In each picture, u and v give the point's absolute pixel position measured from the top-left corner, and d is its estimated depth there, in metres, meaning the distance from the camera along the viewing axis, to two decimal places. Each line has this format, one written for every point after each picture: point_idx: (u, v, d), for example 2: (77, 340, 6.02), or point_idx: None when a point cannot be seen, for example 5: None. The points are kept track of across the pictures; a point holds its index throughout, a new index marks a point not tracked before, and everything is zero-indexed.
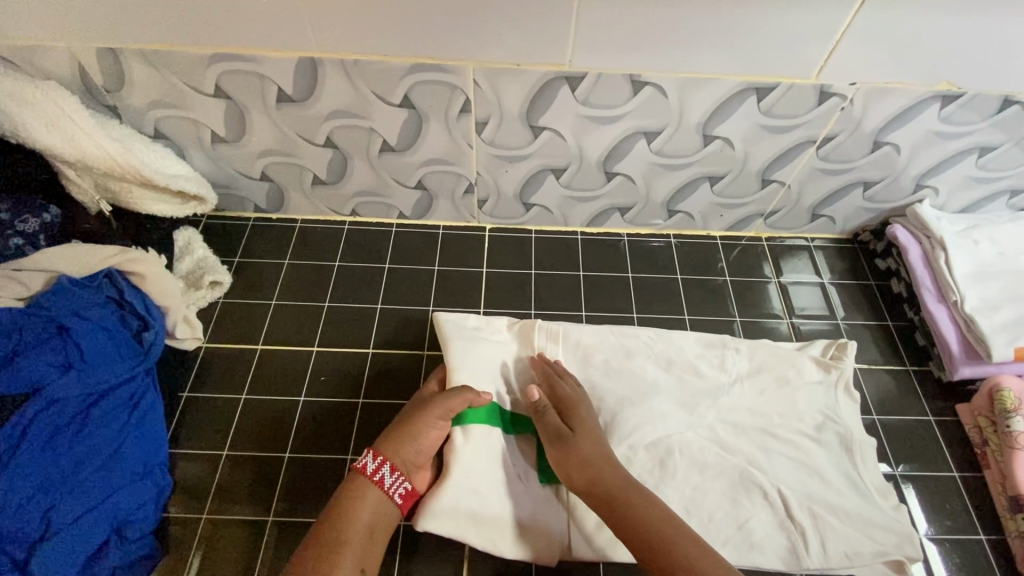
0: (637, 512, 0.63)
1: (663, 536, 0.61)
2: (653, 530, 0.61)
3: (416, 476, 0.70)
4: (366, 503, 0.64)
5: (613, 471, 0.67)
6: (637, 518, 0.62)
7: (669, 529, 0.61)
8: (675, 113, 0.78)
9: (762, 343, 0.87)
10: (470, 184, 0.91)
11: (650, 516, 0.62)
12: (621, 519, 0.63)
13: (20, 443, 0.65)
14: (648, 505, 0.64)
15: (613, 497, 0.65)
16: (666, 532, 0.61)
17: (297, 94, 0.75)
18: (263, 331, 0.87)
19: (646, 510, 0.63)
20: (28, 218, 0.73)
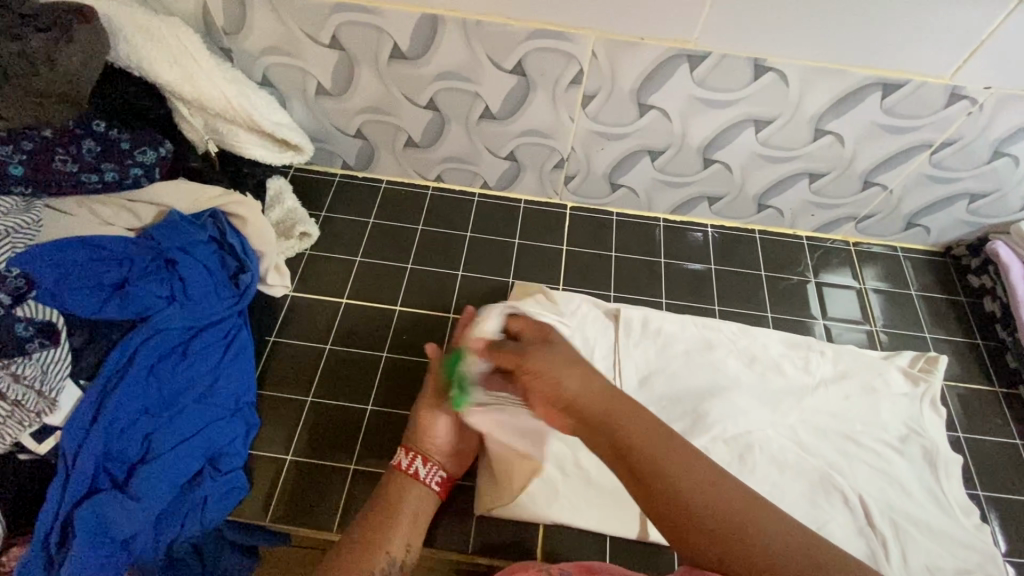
0: (638, 436, 0.49)
1: (672, 472, 0.47)
2: (654, 459, 0.48)
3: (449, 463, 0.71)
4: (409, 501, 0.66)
5: (572, 387, 0.53)
6: (638, 445, 0.49)
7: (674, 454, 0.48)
8: (792, 104, 0.75)
9: (847, 348, 0.85)
10: (562, 159, 0.90)
11: (642, 436, 0.49)
12: (619, 438, 0.50)
13: (127, 368, 0.66)
14: (639, 423, 0.50)
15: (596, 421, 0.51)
16: (677, 461, 0.48)
17: (410, 51, 0.75)
18: (347, 286, 0.88)
19: (647, 430, 0.50)
20: (147, 149, 0.72)
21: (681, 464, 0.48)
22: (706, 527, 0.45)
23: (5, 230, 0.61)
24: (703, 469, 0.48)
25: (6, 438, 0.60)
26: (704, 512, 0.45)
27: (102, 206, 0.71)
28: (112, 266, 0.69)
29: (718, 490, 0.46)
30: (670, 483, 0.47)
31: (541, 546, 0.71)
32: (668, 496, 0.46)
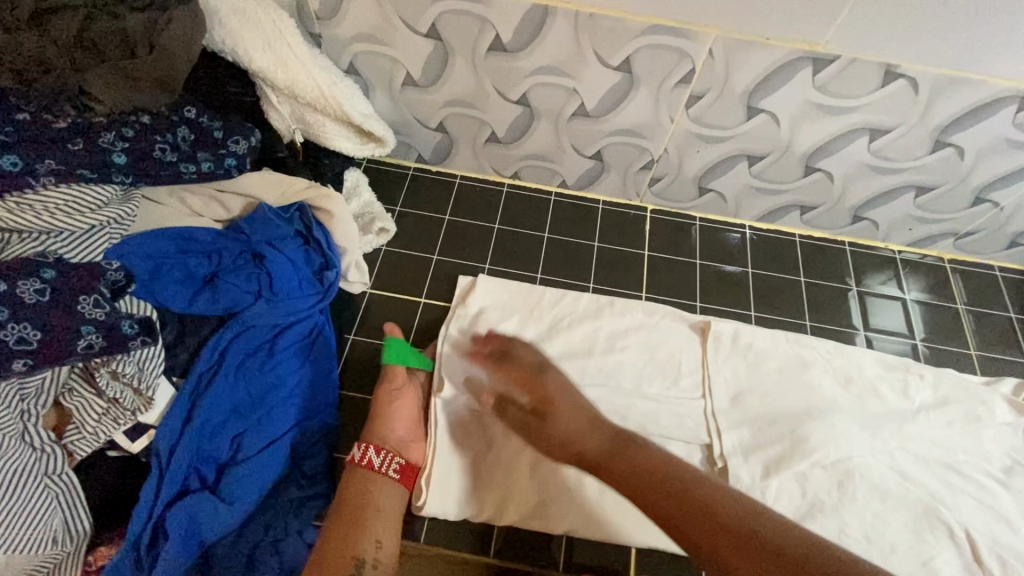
0: (642, 472, 0.54)
1: (672, 481, 0.52)
2: (659, 485, 0.53)
3: (412, 450, 0.71)
4: (378, 489, 0.66)
5: (588, 410, 0.61)
6: (635, 466, 0.55)
7: (670, 472, 0.53)
8: (915, 113, 0.71)
9: (947, 372, 0.81)
10: (652, 161, 0.86)
11: (640, 461, 0.55)
12: (624, 481, 0.54)
13: (218, 366, 0.66)
14: (639, 452, 0.56)
15: (595, 454, 0.57)
16: (679, 481, 0.52)
17: (512, 43, 0.72)
18: (425, 285, 0.86)
19: (643, 458, 0.55)
20: (240, 139, 0.68)
21: (678, 475, 0.53)
22: (711, 535, 0.48)
23: (104, 222, 0.59)
24: (704, 495, 0.51)
25: (101, 436, 0.58)
26: (698, 530, 0.49)
27: (192, 195, 0.69)
28: (201, 259, 0.67)
29: (701, 485, 0.52)
30: (670, 502, 0.51)
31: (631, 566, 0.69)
32: (650, 475, 0.54)
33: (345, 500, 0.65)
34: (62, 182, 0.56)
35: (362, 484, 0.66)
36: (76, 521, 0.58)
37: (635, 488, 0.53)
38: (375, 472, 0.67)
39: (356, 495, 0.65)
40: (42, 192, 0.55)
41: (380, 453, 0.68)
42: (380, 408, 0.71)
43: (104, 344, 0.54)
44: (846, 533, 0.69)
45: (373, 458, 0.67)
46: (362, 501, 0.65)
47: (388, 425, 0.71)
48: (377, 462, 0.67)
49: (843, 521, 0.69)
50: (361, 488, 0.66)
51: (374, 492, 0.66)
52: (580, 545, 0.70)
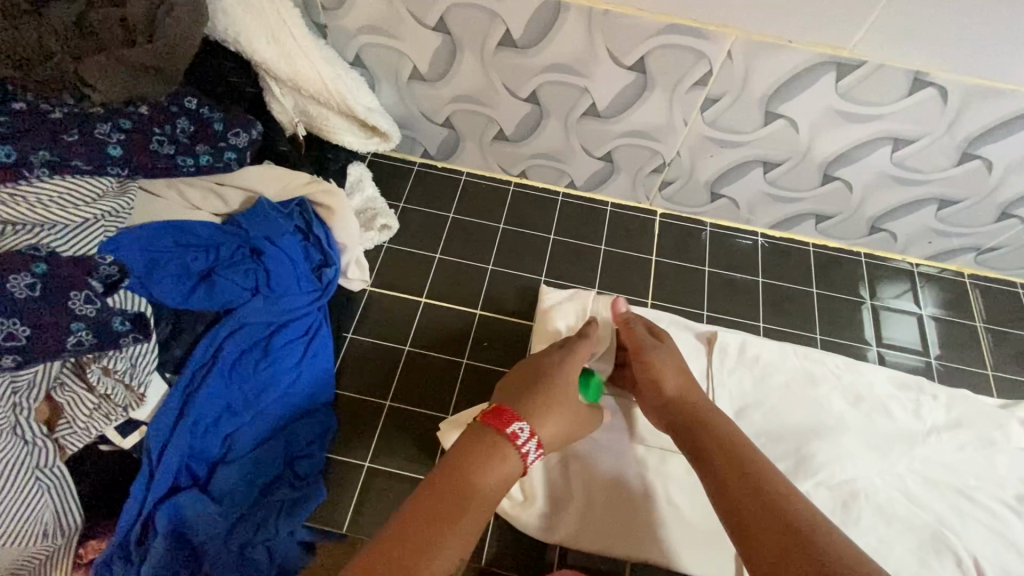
0: (725, 453, 0.51)
1: (749, 467, 0.49)
2: (733, 466, 0.49)
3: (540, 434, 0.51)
4: (507, 472, 0.48)
5: (696, 395, 0.59)
6: (715, 444, 0.52)
7: (747, 459, 0.50)
8: (944, 124, 0.67)
9: (962, 392, 0.78)
10: (663, 164, 0.83)
11: (723, 440, 0.52)
12: (703, 451, 0.52)
13: (212, 362, 0.64)
14: (725, 430, 0.54)
15: (690, 422, 0.56)
16: (753, 466, 0.49)
17: (523, 39, 0.69)
18: (426, 285, 0.84)
19: (729, 441, 0.52)
20: (240, 132, 0.66)
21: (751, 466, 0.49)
22: (770, 532, 0.44)
23: (98, 215, 0.57)
24: (773, 485, 0.47)
25: (92, 432, 0.57)
26: (753, 512, 0.45)
27: (191, 188, 0.68)
28: (199, 254, 0.65)
29: (770, 493, 0.46)
30: (741, 482, 0.48)
31: None
32: (732, 458, 0.50)
33: (461, 465, 0.47)
34: (54, 174, 0.54)
35: (492, 452, 0.48)
36: (68, 513, 0.58)
37: (707, 453, 0.52)
38: (512, 450, 0.49)
39: (477, 463, 0.47)
40: (34, 184, 0.53)
41: (538, 449, 0.50)
42: (549, 393, 0.54)
43: (95, 342, 0.52)
44: None
45: (527, 438, 0.49)
46: (479, 472, 0.47)
47: (558, 420, 0.53)
48: (527, 454, 0.49)
49: None
50: (487, 458, 0.48)
51: (499, 471, 0.47)
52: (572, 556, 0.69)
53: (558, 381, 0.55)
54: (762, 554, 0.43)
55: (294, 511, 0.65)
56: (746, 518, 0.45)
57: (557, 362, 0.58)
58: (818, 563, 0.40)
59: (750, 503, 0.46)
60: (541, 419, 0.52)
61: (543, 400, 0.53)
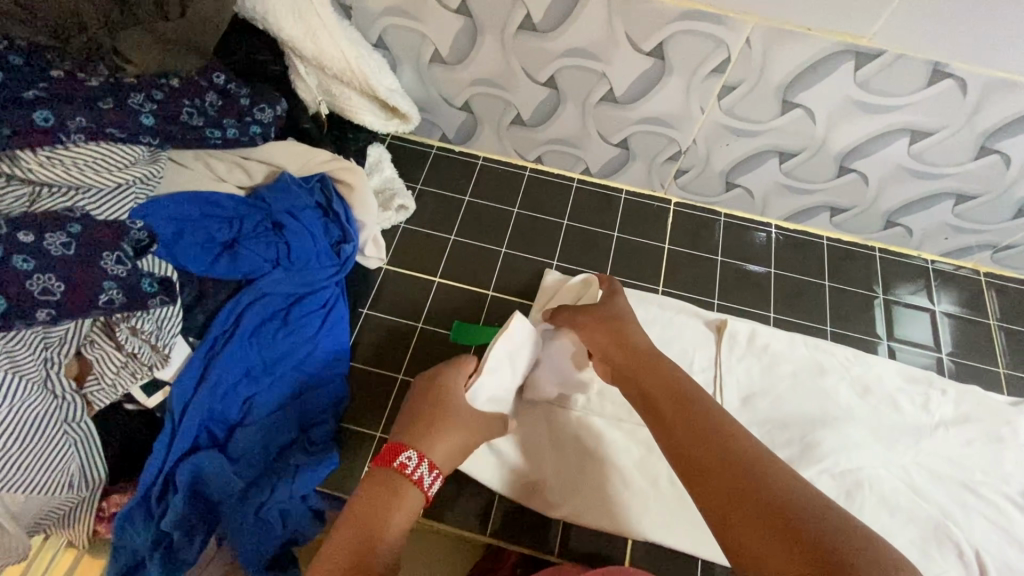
0: (672, 399, 0.52)
1: (691, 413, 0.50)
2: (680, 411, 0.51)
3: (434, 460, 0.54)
4: (404, 505, 0.50)
5: (638, 341, 0.60)
6: (662, 392, 0.53)
7: (693, 404, 0.51)
8: (963, 116, 0.67)
9: (972, 389, 0.78)
10: (679, 152, 0.84)
11: (668, 387, 0.54)
12: (650, 398, 0.54)
13: (233, 329, 0.66)
14: (667, 376, 0.55)
15: (633, 373, 0.57)
16: (695, 411, 0.50)
17: (543, 23, 0.70)
18: (440, 265, 0.86)
19: (673, 387, 0.53)
20: (266, 108, 0.69)
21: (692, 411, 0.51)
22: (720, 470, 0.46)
23: (131, 180, 0.60)
24: (715, 427, 0.49)
25: (119, 389, 0.60)
26: (696, 454, 0.47)
27: (217, 161, 0.70)
28: (223, 225, 0.68)
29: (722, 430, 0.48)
30: (683, 429, 0.49)
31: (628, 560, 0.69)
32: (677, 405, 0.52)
33: (361, 508, 0.49)
34: (90, 140, 0.56)
35: (383, 487, 0.51)
36: (92, 466, 0.61)
37: (654, 400, 0.53)
38: (401, 478, 0.51)
39: (373, 500, 0.50)
40: (71, 148, 0.55)
41: (431, 472, 0.52)
42: (436, 417, 0.56)
43: (124, 301, 0.55)
44: None
45: (416, 464, 0.52)
46: (378, 510, 0.49)
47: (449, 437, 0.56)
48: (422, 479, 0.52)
49: None
50: (381, 495, 0.50)
51: (396, 506, 0.49)
52: (575, 531, 0.70)
53: (447, 401, 0.58)
54: (707, 489, 0.46)
55: (308, 476, 0.66)
56: (693, 458, 0.47)
57: (441, 386, 0.59)
58: (760, 496, 0.43)
59: (694, 447, 0.48)
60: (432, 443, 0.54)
61: (426, 421, 0.56)
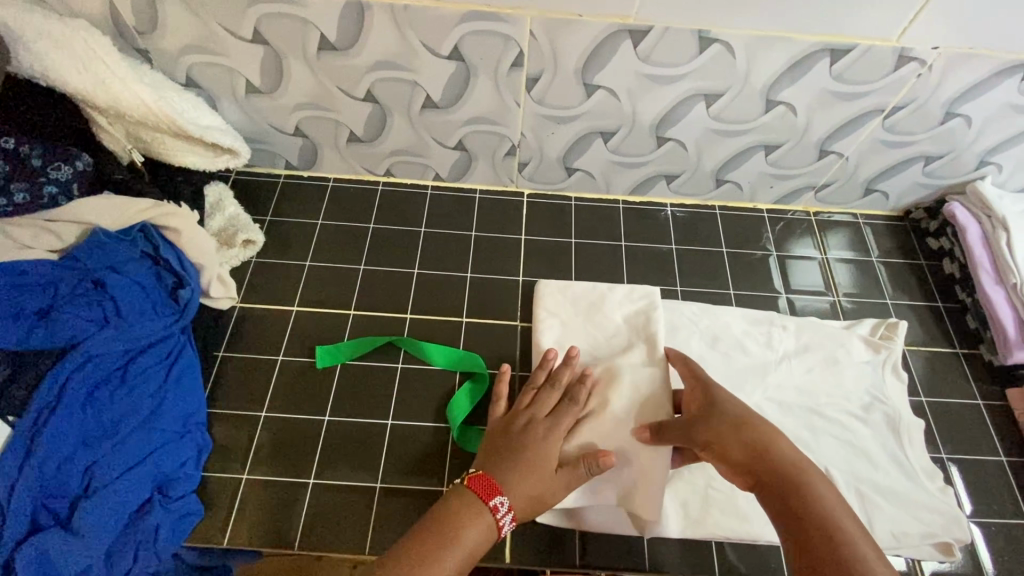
0: (775, 465, 0.56)
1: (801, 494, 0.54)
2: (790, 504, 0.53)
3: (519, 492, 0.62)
4: (479, 533, 0.59)
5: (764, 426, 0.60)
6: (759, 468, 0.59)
7: (809, 475, 0.55)
8: (740, 75, 0.74)
9: (808, 320, 0.84)
10: (513, 146, 0.86)
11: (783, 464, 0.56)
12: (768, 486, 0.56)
13: (58, 399, 0.63)
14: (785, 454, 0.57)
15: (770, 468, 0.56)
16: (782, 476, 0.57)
17: (340, 41, 0.72)
18: (298, 293, 0.85)
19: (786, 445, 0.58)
20: (63, 166, 0.69)
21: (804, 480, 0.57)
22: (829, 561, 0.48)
23: None
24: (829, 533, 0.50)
25: None
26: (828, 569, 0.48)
27: (19, 228, 0.68)
28: (35, 293, 0.66)
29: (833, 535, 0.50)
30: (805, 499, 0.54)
31: (510, 550, 0.69)
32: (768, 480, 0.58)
33: (446, 518, 0.59)
34: None
35: (472, 513, 0.60)
36: None
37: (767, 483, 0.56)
38: (491, 521, 0.60)
39: (458, 521, 0.59)
40: None
41: (512, 520, 0.61)
42: (524, 462, 0.63)
43: None
44: (712, 486, 0.72)
45: (505, 511, 0.60)
46: (456, 526, 0.59)
47: (530, 478, 0.63)
48: (502, 523, 0.60)
49: (707, 474, 0.72)
50: (461, 517, 0.60)
51: (476, 528, 0.59)
52: None
53: (538, 440, 0.66)
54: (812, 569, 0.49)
55: (168, 533, 0.65)
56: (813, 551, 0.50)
57: (544, 434, 0.66)
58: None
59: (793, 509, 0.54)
60: (515, 488, 0.62)
61: (519, 462, 0.64)
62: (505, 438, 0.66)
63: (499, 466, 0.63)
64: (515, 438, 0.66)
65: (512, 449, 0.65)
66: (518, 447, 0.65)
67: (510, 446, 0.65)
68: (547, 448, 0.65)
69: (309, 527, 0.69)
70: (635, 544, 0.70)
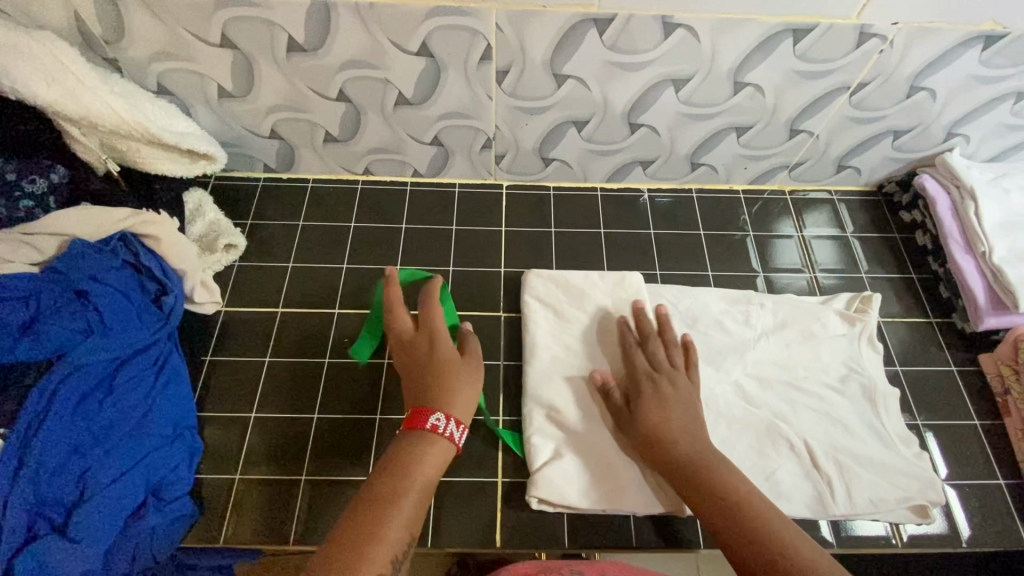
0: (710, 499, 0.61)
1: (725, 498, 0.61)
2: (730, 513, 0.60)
3: (456, 407, 0.66)
4: (435, 453, 0.62)
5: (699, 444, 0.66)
6: (712, 490, 0.62)
7: (717, 469, 0.64)
8: (707, 59, 0.75)
9: (785, 297, 0.86)
10: (488, 139, 0.87)
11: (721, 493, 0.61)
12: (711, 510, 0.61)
13: (48, 409, 0.63)
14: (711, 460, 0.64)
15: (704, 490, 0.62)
16: (743, 509, 0.60)
17: (307, 43, 0.73)
18: (282, 294, 0.86)
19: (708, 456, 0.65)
20: (37, 178, 0.71)
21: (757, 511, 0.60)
22: (747, 548, 0.57)
23: None
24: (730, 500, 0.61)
25: None
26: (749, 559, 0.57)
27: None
28: (18, 305, 0.66)
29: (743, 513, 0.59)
30: (730, 528, 0.59)
31: (500, 534, 0.71)
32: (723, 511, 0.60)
33: (397, 456, 0.61)
34: None
35: (421, 443, 0.62)
36: None
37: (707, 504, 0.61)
38: (444, 439, 0.63)
39: (409, 453, 0.62)
40: None
41: (462, 429, 0.65)
42: (447, 377, 0.67)
43: None
44: None
45: (453, 426, 0.64)
46: (411, 458, 0.61)
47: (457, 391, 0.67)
48: (453, 435, 0.64)
49: None
50: (413, 448, 0.62)
51: (427, 451, 0.62)
52: (450, 519, 0.71)
53: (451, 358, 0.69)
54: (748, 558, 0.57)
55: (164, 535, 0.67)
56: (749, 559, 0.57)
57: (460, 360, 0.70)
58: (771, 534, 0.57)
59: (739, 539, 0.58)
60: (452, 403, 0.66)
61: (439, 386, 0.67)
62: (418, 357, 0.70)
63: (423, 384, 0.67)
64: (435, 352, 0.69)
65: (430, 365, 0.68)
66: (438, 364, 0.68)
67: (427, 365, 0.69)
68: (460, 359, 0.70)
69: (303, 523, 0.70)
70: (623, 523, 0.72)
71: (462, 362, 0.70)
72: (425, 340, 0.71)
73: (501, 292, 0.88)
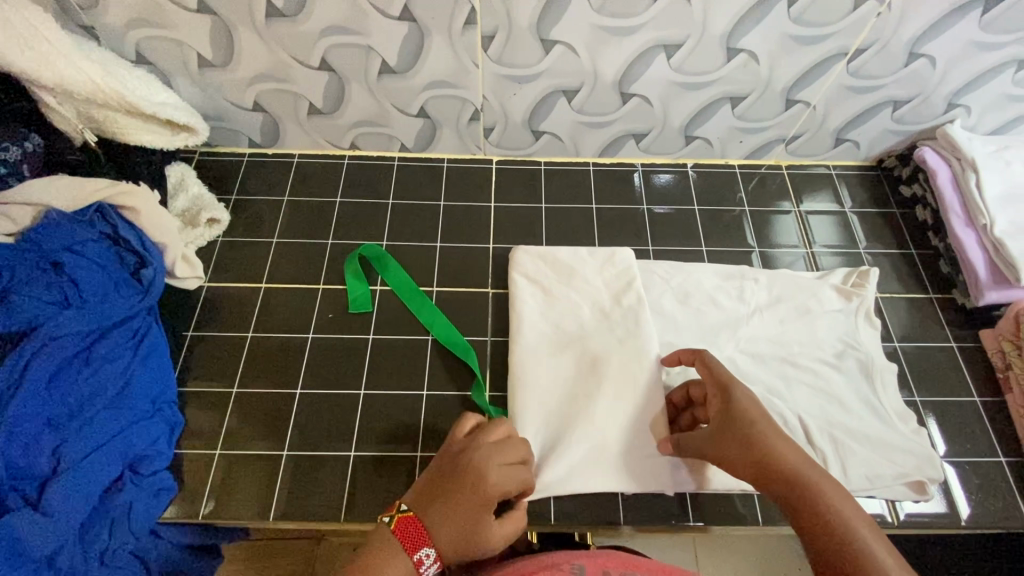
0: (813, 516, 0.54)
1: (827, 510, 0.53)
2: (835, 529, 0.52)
3: (445, 536, 0.55)
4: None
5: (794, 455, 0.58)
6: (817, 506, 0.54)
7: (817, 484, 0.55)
8: (697, 23, 0.73)
9: (780, 272, 0.84)
10: (476, 111, 0.85)
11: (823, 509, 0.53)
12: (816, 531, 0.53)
13: (21, 381, 0.62)
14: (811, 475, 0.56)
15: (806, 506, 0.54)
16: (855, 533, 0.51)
17: (286, 7, 0.71)
18: (266, 269, 0.85)
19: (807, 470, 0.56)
20: (9, 146, 0.70)
21: (870, 533, 0.52)
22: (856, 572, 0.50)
23: None
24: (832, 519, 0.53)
25: None
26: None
27: None
28: None
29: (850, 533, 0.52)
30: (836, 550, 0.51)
31: None
32: (828, 529, 0.52)
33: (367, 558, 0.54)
34: None
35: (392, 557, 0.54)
36: None
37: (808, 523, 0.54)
38: (413, 569, 0.54)
39: (375, 565, 0.53)
40: None
41: (438, 567, 0.55)
42: (460, 496, 0.56)
43: None
44: None
45: (430, 563, 0.55)
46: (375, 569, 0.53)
47: (460, 516, 0.56)
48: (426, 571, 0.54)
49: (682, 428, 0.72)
50: (381, 559, 0.54)
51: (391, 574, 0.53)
52: None
53: (489, 477, 0.57)
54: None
55: (143, 509, 0.66)
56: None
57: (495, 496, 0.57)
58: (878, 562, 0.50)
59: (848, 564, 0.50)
60: (443, 530, 0.55)
61: (451, 509, 0.56)
62: (456, 454, 0.60)
63: (438, 494, 0.57)
64: (468, 458, 0.58)
65: (457, 474, 0.57)
66: (465, 472, 0.57)
67: (455, 469, 0.58)
68: (493, 474, 0.58)
69: (284, 500, 0.69)
70: (611, 500, 0.70)
71: (493, 486, 0.57)
72: (474, 442, 0.60)
73: (489, 268, 0.86)
